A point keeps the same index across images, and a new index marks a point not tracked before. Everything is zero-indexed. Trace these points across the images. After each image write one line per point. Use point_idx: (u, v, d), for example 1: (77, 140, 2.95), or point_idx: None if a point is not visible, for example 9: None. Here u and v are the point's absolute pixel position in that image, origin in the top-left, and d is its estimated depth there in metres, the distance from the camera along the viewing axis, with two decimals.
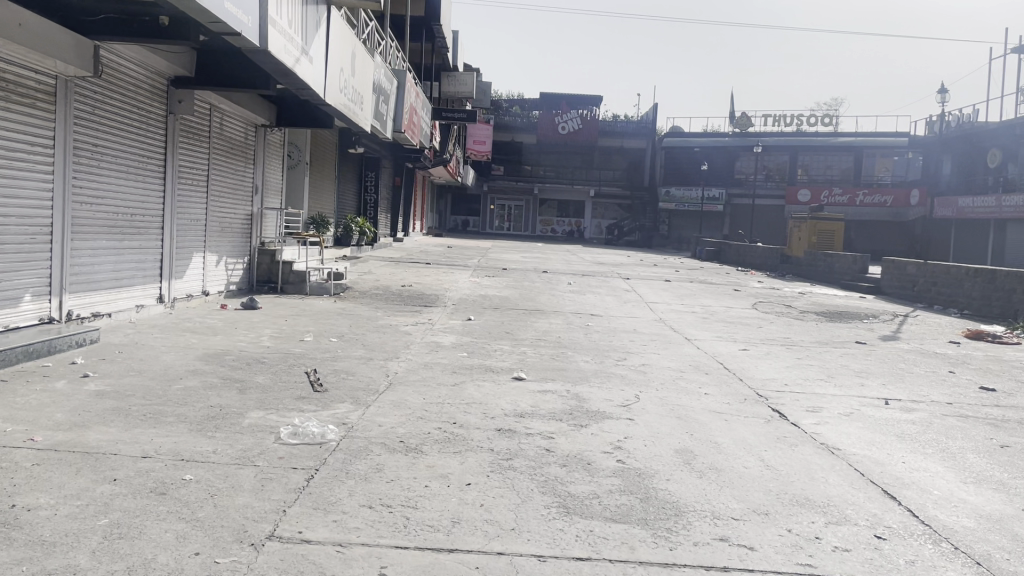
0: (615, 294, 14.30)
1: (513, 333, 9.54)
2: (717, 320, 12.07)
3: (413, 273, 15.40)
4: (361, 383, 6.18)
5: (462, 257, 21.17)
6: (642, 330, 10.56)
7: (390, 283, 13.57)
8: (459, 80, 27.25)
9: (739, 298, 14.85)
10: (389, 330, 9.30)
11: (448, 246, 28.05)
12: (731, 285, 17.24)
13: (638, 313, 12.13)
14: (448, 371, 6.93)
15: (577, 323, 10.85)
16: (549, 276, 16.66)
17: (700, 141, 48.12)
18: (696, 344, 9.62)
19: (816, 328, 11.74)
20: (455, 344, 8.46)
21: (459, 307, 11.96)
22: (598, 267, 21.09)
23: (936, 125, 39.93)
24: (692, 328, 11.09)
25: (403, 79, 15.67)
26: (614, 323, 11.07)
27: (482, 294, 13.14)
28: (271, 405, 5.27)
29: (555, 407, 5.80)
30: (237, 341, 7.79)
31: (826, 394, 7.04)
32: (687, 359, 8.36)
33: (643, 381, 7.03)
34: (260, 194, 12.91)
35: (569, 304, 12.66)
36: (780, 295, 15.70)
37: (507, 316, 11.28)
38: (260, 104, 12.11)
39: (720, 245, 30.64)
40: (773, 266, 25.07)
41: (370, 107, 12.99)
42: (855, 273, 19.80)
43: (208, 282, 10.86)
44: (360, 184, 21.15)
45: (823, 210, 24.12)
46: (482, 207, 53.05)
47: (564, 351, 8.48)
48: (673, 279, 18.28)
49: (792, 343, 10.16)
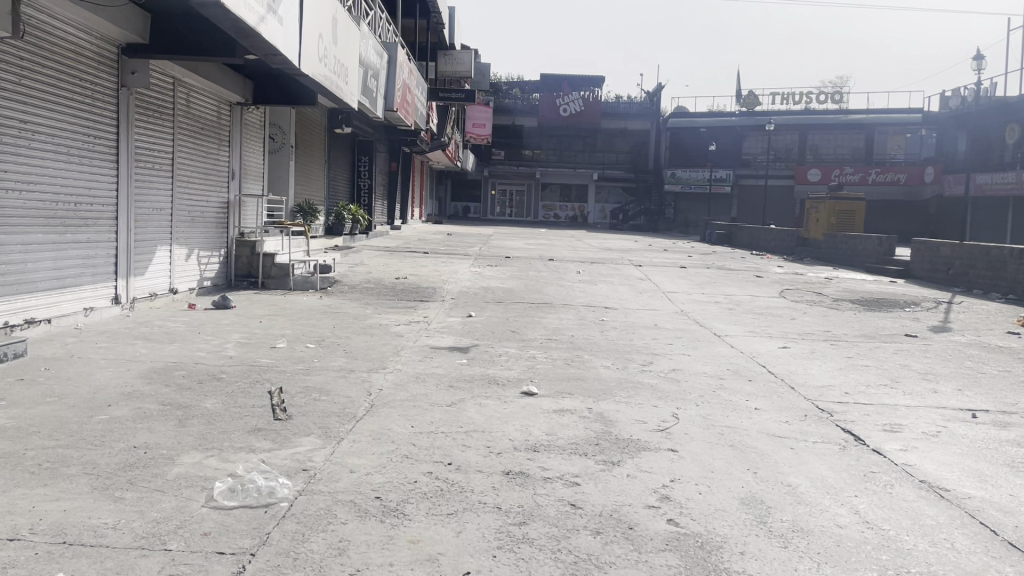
0: (629, 284, 13.09)
1: (518, 333, 8.35)
2: (745, 312, 10.89)
3: (409, 263, 14.19)
4: (336, 406, 5.00)
5: (463, 245, 19.95)
6: (665, 325, 9.37)
7: (382, 275, 12.38)
8: (456, 59, 25.96)
9: (763, 285, 13.65)
10: (379, 331, 8.12)
11: (449, 233, 26.83)
12: (751, 270, 16.01)
13: (656, 306, 10.94)
14: (443, 386, 5.75)
15: (590, 319, 9.66)
16: (556, 264, 15.45)
17: (706, 121, 46.79)
18: (729, 341, 8.44)
19: (856, 319, 10.53)
20: (453, 349, 7.27)
21: (459, 301, 10.78)
22: (608, 253, 19.86)
23: (953, 100, 38.64)
24: (719, 322, 9.90)
25: (394, 53, 14.43)
26: (631, 318, 9.88)
27: (485, 286, 11.95)
28: (213, 445, 4.09)
29: (576, 435, 4.61)
30: (195, 351, 6.61)
31: (899, 406, 5.86)
32: (722, 361, 7.18)
33: (678, 394, 5.85)
34: (237, 180, 11.71)
35: (580, 296, 11.47)
36: (806, 282, 14.50)
37: (512, 311, 10.09)
38: (234, 78, 10.89)
39: (732, 227, 29.44)
40: (790, 248, 23.84)
41: (357, 82, 11.75)
42: (881, 256, 18.61)
43: (177, 279, 9.68)
44: (353, 169, 19.93)
45: (843, 190, 22.88)
46: (483, 192, 51.74)
47: (579, 354, 7.30)
48: (689, 265, 17.07)
49: (836, 338, 8.97)
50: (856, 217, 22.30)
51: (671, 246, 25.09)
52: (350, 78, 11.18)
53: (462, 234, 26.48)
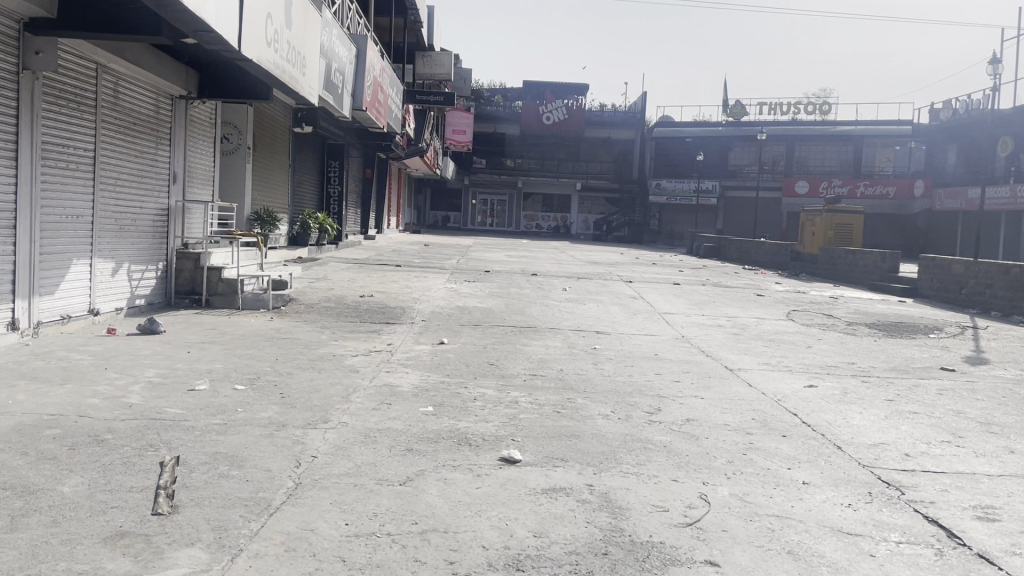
0: (621, 303, 11.80)
1: (498, 367, 7.02)
2: (754, 339, 9.63)
3: (378, 278, 12.85)
4: (246, 489, 3.66)
5: (440, 257, 18.63)
6: (667, 357, 8.08)
7: (346, 292, 11.04)
8: (436, 61, 24.68)
9: (768, 306, 12.41)
10: (330, 365, 6.76)
11: (426, 243, 25.46)
12: (750, 288, 14.82)
13: (654, 331, 9.65)
14: (399, 449, 4.43)
15: (581, 347, 8.34)
16: (540, 280, 14.17)
17: (692, 131, 45.84)
18: (747, 379, 7.15)
19: (880, 347, 9.32)
20: (417, 390, 5.94)
21: (430, 324, 9.46)
22: (594, 267, 18.61)
23: (943, 112, 37.98)
24: (728, 352, 8.62)
25: (363, 46, 13.11)
26: (628, 346, 8.57)
27: (460, 306, 10.64)
28: (40, 570, 2.76)
29: (574, 537, 3.31)
30: (90, 395, 5.24)
31: (979, 477, 4.59)
32: (744, 409, 5.88)
33: (702, 458, 4.57)
34: (180, 184, 10.35)
35: (568, 318, 10.18)
36: (812, 301, 13.31)
37: (491, 337, 8.77)
38: (175, 68, 9.56)
39: (720, 241, 28.28)
40: (785, 263, 22.72)
41: (318, 74, 10.43)
42: (884, 273, 17.47)
43: (98, 298, 8.29)
44: (322, 175, 18.60)
45: (840, 202, 21.80)
46: (463, 201, 50.40)
47: (572, 398, 5.98)
48: (683, 281, 15.82)
49: (865, 373, 7.72)
50: (854, 230, 21.21)
51: (659, 259, 23.89)
52: (309, 69, 9.90)
53: (440, 244, 25.16)
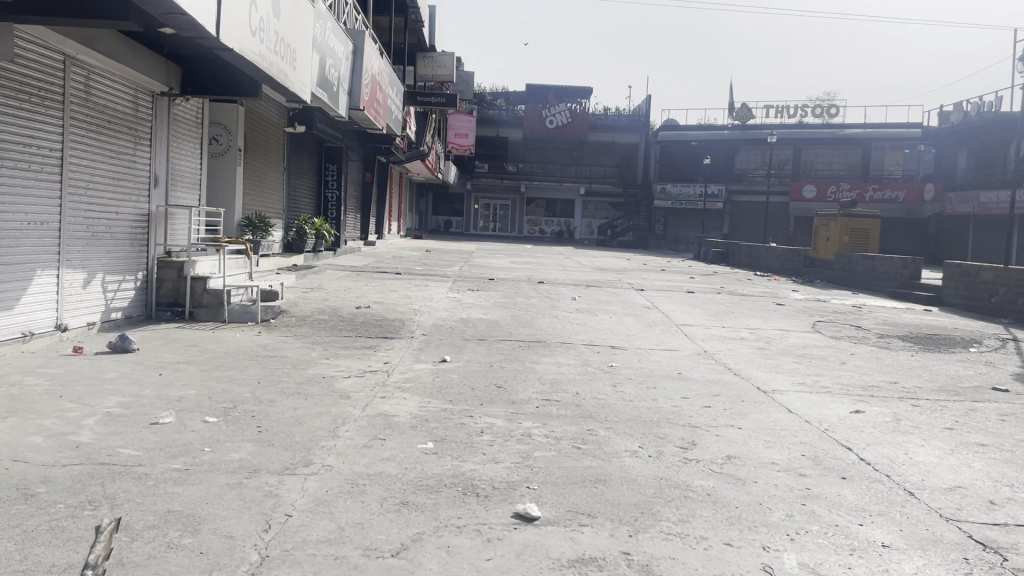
0: (635, 314, 11.04)
1: (508, 391, 6.27)
2: (783, 355, 8.87)
3: (376, 288, 12.10)
4: (196, 568, 2.91)
5: (442, 264, 17.88)
6: (692, 376, 7.33)
7: (341, 303, 10.29)
8: (437, 61, 23.94)
9: (790, 317, 11.65)
10: (320, 389, 6.01)
11: (427, 249, 24.71)
12: (769, 297, 14.06)
13: (674, 346, 8.89)
14: (394, 503, 3.69)
15: (597, 366, 7.58)
16: (547, 288, 13.41)
17: (697, 134, 45.16)
18: (785, 403, 6.39)
19: (920, 363, 8.55)
20: (415, 421, 5.19)
21: (432, 338, 8.71)
22: (603, 274, 17.85)
23: (955, 114, 37.20)
24: (757, 370, 7.86)
25: (360, 41, 12.39)
26: (648, 364, 7.81)
27: (463, 318, 9.89)
28: None
29: None
30: (34, 432, 4.49)
31: None
32: (790, 443, 5.12)
33: (756, 513, 3.82)
34: (163, 188, 9.62)
35: (580, 331, 9.43)
36: (836, 311, 12.56)
37: (497, 354, 8.01)
38: (155, 62, 8.85)
39: (729, 245, 27.52)
40: (798, 269, 21.94)
41: (310, 69, 9.70)
42: (906, 280, 16.72)
43: (66, 313, 7.55)
44: (319, 179, 17.89)
45: (855, 206, 21.02)
46: (465, 206, 49.67)
47: (593, 431, 5.22)
48: (697, 289, 15.04)
49: (913, 396, 6.95)
50: (870, 234, 20.43)
51: (667, 265, 23.14)
52: (300, 63, 9.16)
53: (441, 250, 24.41)
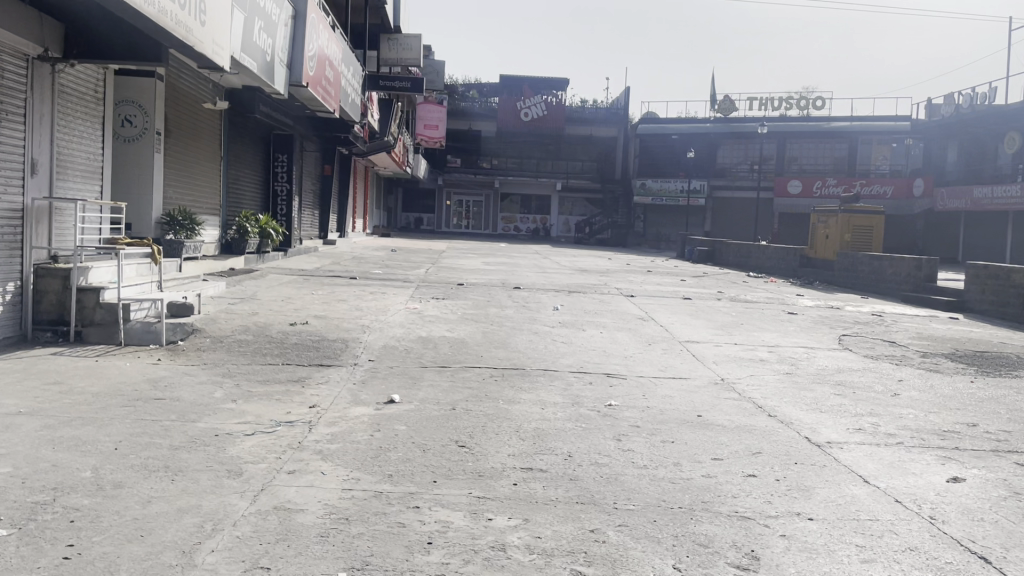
0: (629, 328, 9.28)
1: (473, 457, 4.46)
2: (817, 384, 7.15)
3: (324, 296, 10.24)
4: None
5: (407, 266, 16.03)
6: (717, 421, 5.57)
7: (273, 318, 8.41)
8: (403, 45, 22.10)
9: (808, 330, 9.95)
10: (201, 461, 4.16)
11: (393, 248, 22.84)
12: (776, 304, 12.41)
13: (683, 374, 7.13)
14: None
15: (593, 408, 5.79)
16: (523, 295, 11.64)
17: (677, 127, 43.69)
18: (855, 469, 4.65)
19: (989, 394, 6.89)
20: (326, 525, 3.37)
21: (381, 366, 6.90)
22: (587, 277, 16.08)
23: (944, 107, 35.87)
24: (796, 409, 6.12)
25: (302, 5, 10.50)
26: (656, 404, 6.03)
27: (423, 336, 8.07)
28: None
29: None
30: None
31: None
32: (897, 553, 3.39)
33: None
34: (47, 176, 7.69)
35: (567, 354, 7.65)
36: (857, 321, 10.90)
37: (462, 389, 6.20)
38: (21, 15, 6.93)
39: (714, 244, 25.92)
40: (794, 269, 20.37)
41: (228, 29, 7.84)
42: (919, 283, 15.16)
43: None
44: (268, 171, 15.96)
45: (856, 202, 19.45)
46: (437, 203, 47.64)
47: (600, 534, 3.43)
48: (695, 294, 13.33)
49: (1011, 448, 5.26)
50: (872, 232, 18.85)
51: (651, 266, 21.49)
52: (211, 19, 7.31)
53: (408, 250, 22.53)
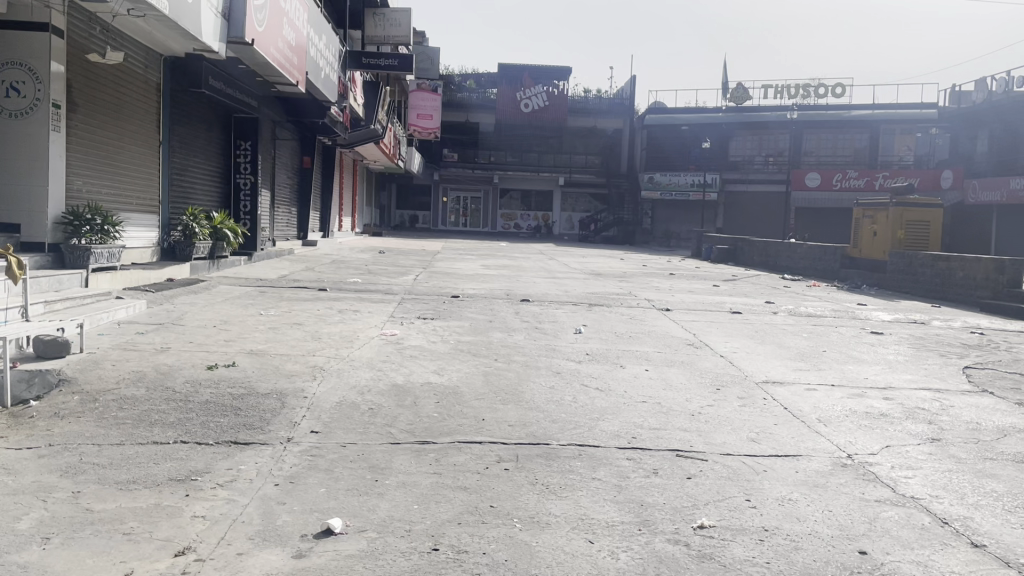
0: (681, 362, 6.83)
1: None
2: (994, 462, 4.68)
3: (275, 319, 7.76)
4: None
5: (391, 271, 13.59)
6: (902, 572, 3.15)
7: (189, 358, 5.94)
8: (390, 21, 19.65)
9: (914, 359, 7.50)
10: None
11: (381, 249, 20.47)
12: (850, 320, 9.94)
13: (789, 449, 4.68)
14: None
15: (676, 540, 3.36)
16: (533, 312, 9.18)
17: (687, 117, 41.20)
18: None
19: None
20: None
21: (327, 443, 4.44)
22: (605, 284, 13.63)
23: (977, 91, 33.42)
24: (1004, 527, 3.69)
25: None
26: (778, 522, 3.59)
27: (396, 384, 5.60)
28: None
29: None
30: None
31: None
32: None
33: None
34: None
35: (606, 413, 5.18)
36: (967, 344, 8.42)
37: (451, 497, 3.73)
38: None
39: (736, 242, 23.40)
40: (836, 271, 17.89)
41: None
42: (1002, 289, 12.69)
43: None
44: (228, 161, 13.53)
45: (908, 194, 16.93)
46: (433, 199, 45.09)
47: None
48: (743, 306, 10.86)
49: None
50: (930, 229, 16.35)
51: (672, 268, 19.06)
52: None
53: (397, 251, 20.07)
